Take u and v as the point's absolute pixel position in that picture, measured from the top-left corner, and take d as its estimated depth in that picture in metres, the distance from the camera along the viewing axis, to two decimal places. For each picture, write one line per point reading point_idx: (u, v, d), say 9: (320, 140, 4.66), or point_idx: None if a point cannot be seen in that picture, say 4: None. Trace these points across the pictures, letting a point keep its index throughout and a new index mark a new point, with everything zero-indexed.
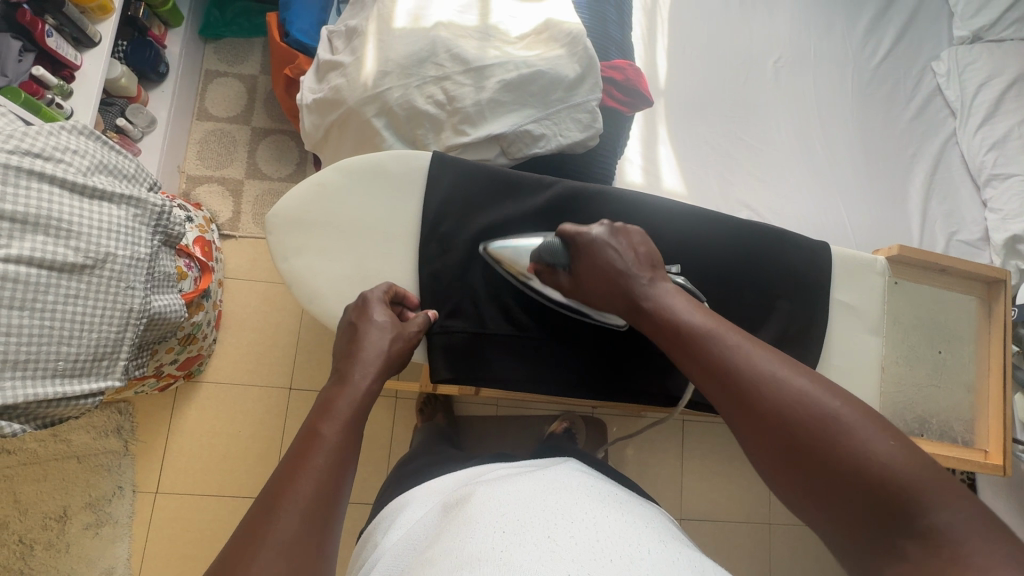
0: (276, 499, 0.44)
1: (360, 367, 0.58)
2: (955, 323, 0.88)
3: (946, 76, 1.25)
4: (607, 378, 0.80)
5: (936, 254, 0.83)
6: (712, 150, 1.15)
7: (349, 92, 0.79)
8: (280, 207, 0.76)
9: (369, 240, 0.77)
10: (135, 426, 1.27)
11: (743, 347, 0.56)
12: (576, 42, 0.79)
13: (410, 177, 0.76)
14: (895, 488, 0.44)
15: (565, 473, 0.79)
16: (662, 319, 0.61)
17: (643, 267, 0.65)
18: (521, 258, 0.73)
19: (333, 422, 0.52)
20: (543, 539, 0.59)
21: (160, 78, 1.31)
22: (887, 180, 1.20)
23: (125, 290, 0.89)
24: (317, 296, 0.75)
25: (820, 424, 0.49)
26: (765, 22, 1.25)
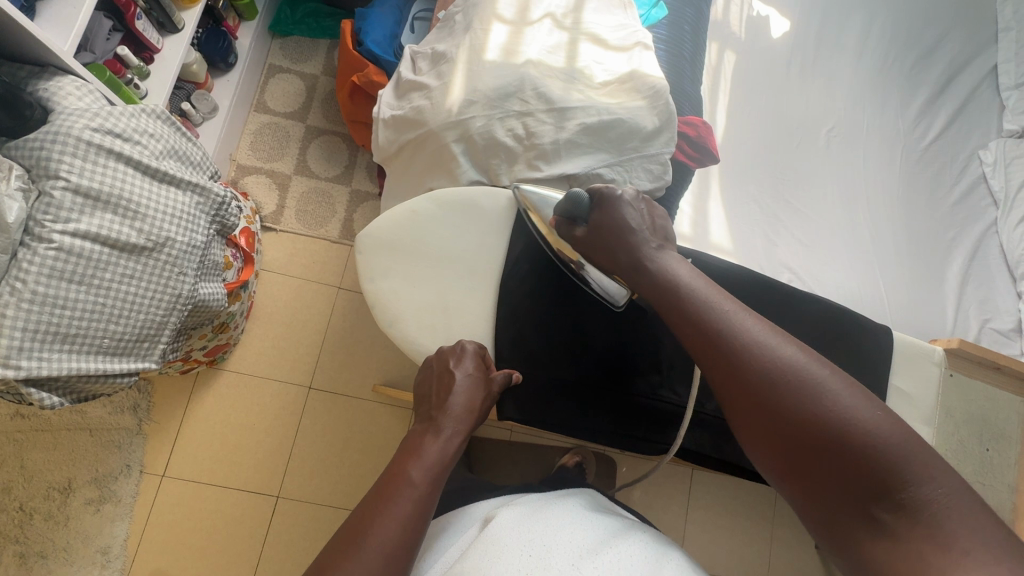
0: (364, 527, 0.52)
1: (452, 422, 0.63)
2: (999, 415, 0.87)
3: (992, 166, 1.28)
4: (645, 432, 0.79)
5: (986, 347, 0.83)
6: (759, 209, 1.17)
7: (432, 114, 0.81)
8: (372, 229, 0.78)
9: (452, 272, 0.78)
10: (150, 406, 1.26)
11: (751, 315, 0.56)
12: (658, 97, 0.82)
13: (500, 216, 0.79)
14: (876, 457, 0.45)
15: (588, 504, 0.79)
16: (662, 284, 0.62)
17: (652, 235, 0.67)
18: (546, 208, 0.75)
19: (422, 473, 0.58)
20: (568, 567, 0.60)
21: (228, 68, 1.33)
22: (926, 259, 1.21)
23: (177, 275, 0.90)
24: (395, 318, 0.76)
25: (805, 388, 0.49)
26: (822, 91, 1.29)
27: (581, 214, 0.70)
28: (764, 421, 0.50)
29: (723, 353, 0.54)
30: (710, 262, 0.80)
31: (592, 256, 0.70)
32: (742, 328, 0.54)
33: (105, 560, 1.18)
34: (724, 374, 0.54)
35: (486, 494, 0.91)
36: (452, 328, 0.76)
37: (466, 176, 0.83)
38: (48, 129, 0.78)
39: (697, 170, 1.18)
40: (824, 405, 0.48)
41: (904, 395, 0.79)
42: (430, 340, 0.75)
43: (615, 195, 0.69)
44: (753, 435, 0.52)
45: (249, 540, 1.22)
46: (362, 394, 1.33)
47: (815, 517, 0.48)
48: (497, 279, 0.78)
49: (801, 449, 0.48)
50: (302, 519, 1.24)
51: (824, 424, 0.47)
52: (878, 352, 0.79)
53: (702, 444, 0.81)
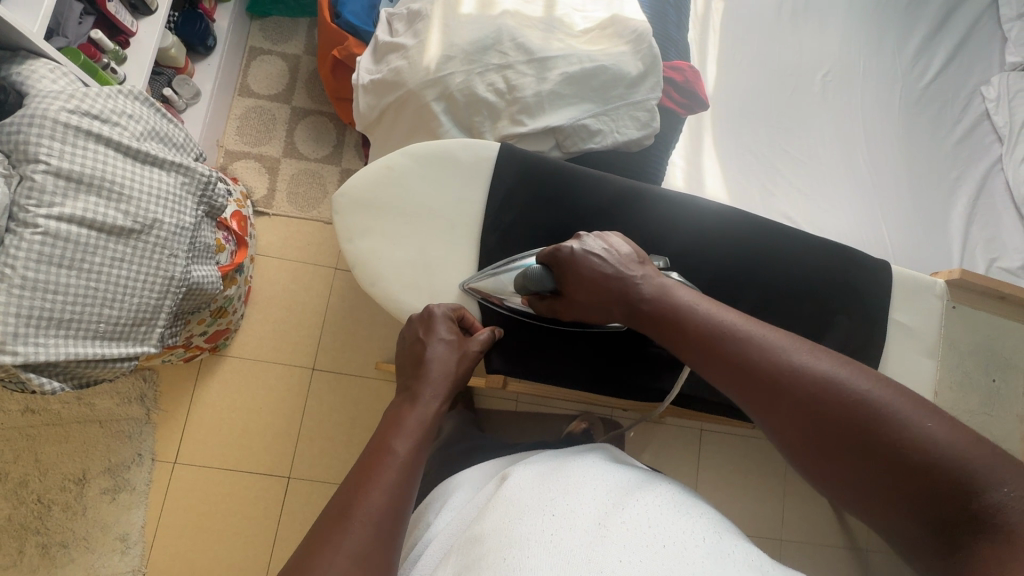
0: (349, 505, 0.50)
1: (428, 389, 0.62)
2: (1008, 350, 0.85)
3: (995, 101, 1.24)
4: (641, 378, 0.79)
5: (993, 278, 0.81)
6: (755, 160, 1.14)
7: (410, 74, 0.79)
8: (349, 186, 0.76)
9: (433, 229, 0.76)
10: (157, 395, 1.27)
11: (779, 334, 0.54)
12: (641, 40, 0.79)
13: (478, 167, 0.76)
14: (944, 467, 0.43)
15: (599, 459, 0.77)
16: (678, 311, 0.60)
17: (632, 266, 0.65)
18: (506, 287, 0.71)
19: (404, 440, 0.56)
20: (592, 524, 0.58)
21: (207, 51, 1.31)
22: (929, 201, 1.19)
23: (168, 257, 0.89)
24: (379, 277, 0.74)
25: (851, 409, 0.48)
26: (815, 35, 1.25)
27: (546, 285, 0.68)
28: (820, 452, 0.49)
29: (761, 384, 0.52)
30: (705, 205, 0.77)
31: (581, 314, 0.69)
32: (772, 354, 0.53)
33: (125, 546, 1.20)
34: (764, 408, 0.52)
35: (490, 457, 0.91)
36: (438, 285, 0.75)
37: (448, 135, 0.81)
38: (25, 112, 0.78)
39: (689, 122, 1.15)
40: (877, 422, 0.46)
41: (905, 329, 0.78)
42: (421, 302, 0.74)
43: (570, 252, 0.66)
44: (807, 466, 0.50)
45: (264, 522, 1.24)
46: (366, 372, 1.34)
47: (900, 544, 0.46)
48: (478, 233, 0.76)
49: (862, 471, 0.47)
50: (315, 499, 1.26)
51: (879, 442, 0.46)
52: (876, 288, 0.78)
53: (698, 388, 0.80)
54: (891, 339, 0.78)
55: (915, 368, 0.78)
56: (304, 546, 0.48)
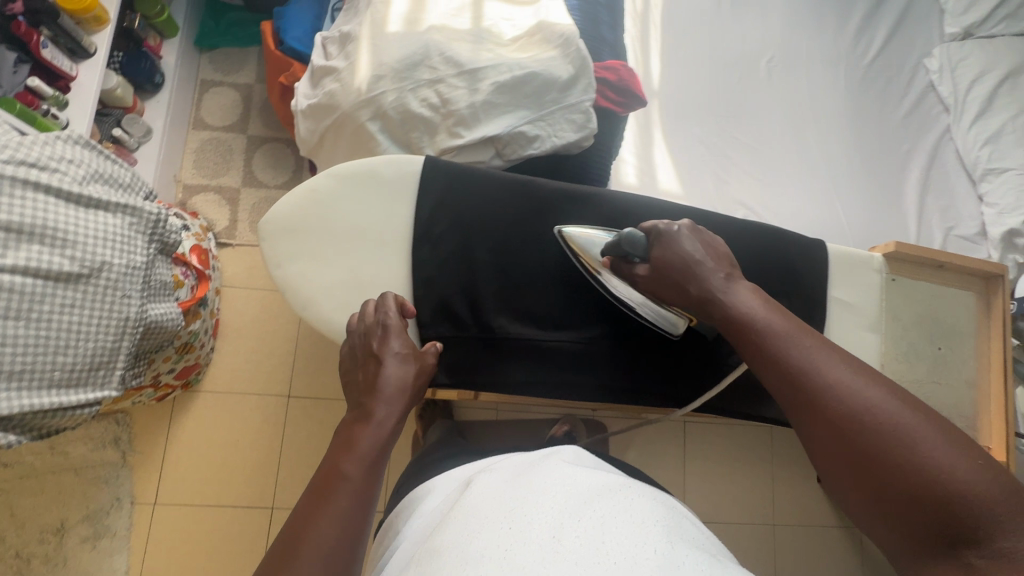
0: (297, 539, 0.48)
1: (383, 407, 0.60)
2: (954, 319, 0.87)
3: (939, 72, 1.26)
4: (586, 377, 0.79)
5: (934, 250, 0.83)
6: (706, 150, 1.15)
7: (343, 96, 0.79)
8: (275, 214, 0.75)
9: (362, 248, 0.75)
10: (132, 437, 1.26)
11: (834, 352, 0.53)
12: (568, 44, 0.79)
13: (402, 182, 0.75)
14: (961, 499, 0.42)
15: (572, 462, 0.76)
16: (737, 317, 0.59)
17: (721, 263, 0.64)
18: (594, 248, 0.74)
19: (356, 465, 0.54)
20: (547, 538, 0.56)
21: (156, 89, 1.31)
22: (883, 176, 1.20)
23: (121, 299, 0.89)
24: (310, 302, 0.74)
25: (888, 430, 0.46)
26: (757, 21, 1.26)
27: (637, 252, 0.68)
28: (841, 464, 0.48)
29: (801, 389, 0.52)
30: (630, 199, 0.79)
31: (654, 291, 0.68)
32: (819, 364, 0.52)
33: None
34: (800, 412, 0.52)
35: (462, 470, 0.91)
36: (373, 304, 0.74)
37: (387, 154, 0.81)
38: None
39: (638, 117, 1.15)
40: (906, 444, 0.45)
41: (846, 305, 0.80)
42: None
43: (672, 229, 0.66)
44: (831, 473, 0.50)
45: (251, 555, 1.23)
46: (343, 395, 1.33)
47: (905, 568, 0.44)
48: (408, 249, 0.75)
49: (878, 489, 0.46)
50: None
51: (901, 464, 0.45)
52: (815, 269, 0.79)
53: (643, 381, 0.80)
54: (834, 318, 0.79)
55: (860, 343, 0.79)
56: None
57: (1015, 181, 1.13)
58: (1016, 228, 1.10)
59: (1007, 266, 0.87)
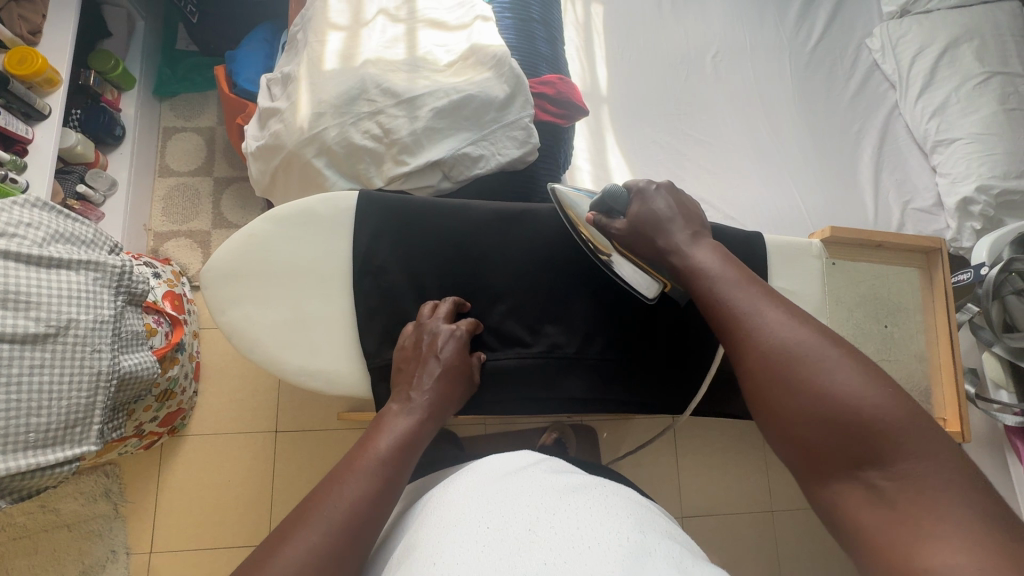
0: (319, 503, 0.52)
1: (421, 406, 0.65)
2: (899, 296, 0.90)
3: (881, 51, 1.29)
4: (540, 389, 0.78)
5: (867, 230, 0.87)
6: (660, 149, 1.17)
7: (287, 136, 0.81)
8: (215, 261, 0.75)
9: (304, 287, 0.76)
10: (123, 488, 1.26)
11: (778, 299, 0.55)
12: (502, 64, 0.81)
13: (338, 219, 0.76)
14: (875, 428, 0.44)
15: (554, 467, 0.72)
16: (695, 272, 0.62)
17: (686, 223, 0.67)
18: (583, 205, 0.75)
19: (384, 448, 0.59)
20: (523, 531, 0.55)
21: (117, 141, 1.32)
22: (836, 157, 1.22)
23: (92, 354, 0.87)
24: (255, 345, 0.74)
25: (814, 364, 0.49)
26: (698, 19, 1.28)
27: (618, 206, 0.71)
28: (773, 404, 0.51)
29: (742, 327, 0.55)
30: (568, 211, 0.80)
31: (626, 247, 0.70)
32: (763, 308, 0.54)
33: None
34: (738, 350, 0.54)
35: None
36: (318, 339, 0.75)
37: (335, 187, 0.83)
38: None
39: (591, 123, 1.17)
40: (833, 382, 0.47)
41: (790, 293, 0.82)
42: (323, 358, 0.75)
43: (649, 188, 0.69)
44: (757, 404, 0.52)
45: None
46: (330, 425, 1.34)
47: (812, 482, 0.48)
48: (349, 285, 0.76)
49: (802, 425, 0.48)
50: None
51: (823, 399, 0.47)
52: (757, 261, 0.81)
53: (594, 390, 0.79)
54: None
55: None
56: (267, 543, 0.50)
57: (964, 150, 1.14)
58: (970, 196, 1.11)
59: (943, 239, 0.90)
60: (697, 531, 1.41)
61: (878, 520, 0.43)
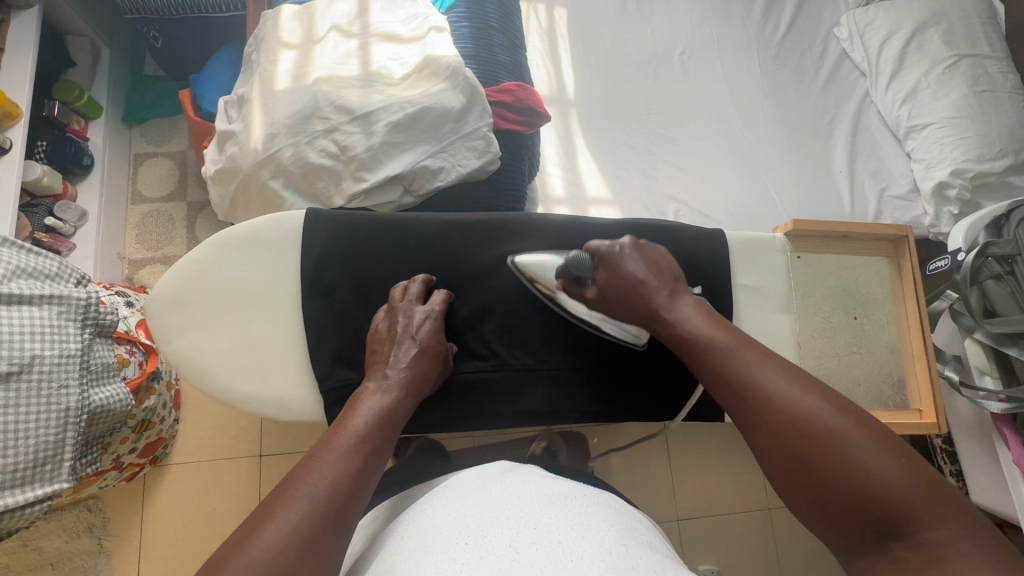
0: (298, 483, 0.49)
1: (400, 382, 0.63)
2: (864, 286, 0.96)
3: (849, 40, 1.28)
4: (506, 406, 0.78)
5: (831, 224, 0.87)
6: (632, 151, 1.16)
7: (242, 158, 0.80)
8: (157, 290, 0.73)
9: (252, 312, 0.74)
10: (107, 521, 1.24)
11: (777, 362, 0.55)
12: (456, 74, 0.80)
13: (285, 241, 0.74)
14: (899, 504, 0.43)
15: (534, 474, 0.70)
16: (687, 334, 0.61)
17: (664, 282, 0.67)
18: (549, 272, 0.74)
19: (365, 425, 0.57)
20: (504, 549, 0.52)
21: (86, 171, 1.31)
22: (810, 148, 1.21)
23: (59, 389, 0.82)
24: (202, 373, 0.73)
25: (824, 438, 0.48)
26: (664, 17, 1.28)
27: (586, 273, 0.71)
28: (792, 478, 0.49)
29: (746, 399, 0.54)
30: (528, 220, 0.79)
31: (608, 310, 0.71)
32: (761, 376, 0.54)
33: None
34: (747, 423, 0.53)
35: None
36: (266, 366, 0.74)
37: (296, 207, 0.81)
38: None
39: (560, 127, 1.16)
40: (843, 455, 0.46)
41: (754, 290, 0.81)
42: (278, 384, 0.74)
43: (618, 248, 0.69)
44: (778, 478, 0.51)
45: None
46: None
47: (845, 556, 0.46)
48: (298, 307, 0.74)
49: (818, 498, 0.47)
50: None
51: (839, 473, 0.46)
52: (719, 258, 0.80)
53: (556, 401, 0.79)
54: (743, 305, 0.81)
55: (776, 327, 0.81)
56: (244, 526, 0.46)
57: (937, 134, 1.13)
58: (945, 181, 1.09)
59: (910, 227, 0.90)
60: (694, 534, 1.39)
61: None
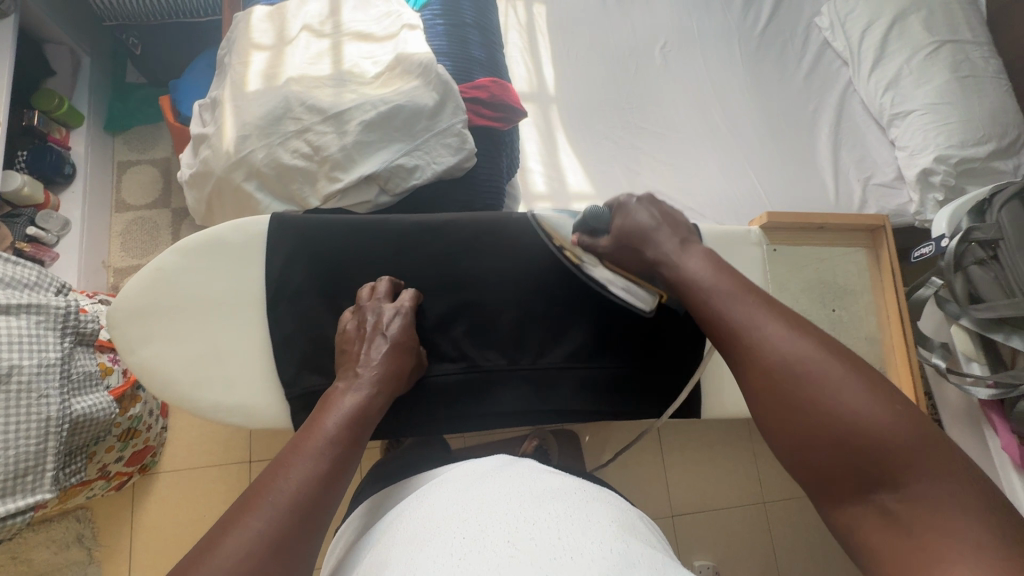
0: (265, 489, 0.49)
1: (372, 380, 0.62)
2: (845, 279, 1.02)
3: (830, 29, 1.27)
4: (483, 405, 0.78)
5: (813, 217, 0.96)
6: (614, 145, 1.16)
7: (215, 162, 0.79)
8: (120, 300, 0.72)
9: (218, 319, 0.73)
10: (96, 531, 1.23)
11: (779, 312, 0.53)
12: (428, 71, 0.80)
13: (252, 246, 0.74)
14: (887, 454, 0.42)
15: (537, 470, 0.65)
16: (689, 281, 0.60)
17: (671, 230, 0.65)
18: (565, 227, 0.75)
19: (333, 425, 0.56)
20: (501, 542, 0.47)
21: (68, 180, 1.30)
22: (793, 138, 1.21)
23: (39, 399, 0.81)
24: (168, 382, 0.72)
25: (821, 388, 0.46)
26: (644, 11, 1.27)
27: (601, 225, 0.71)
28: (786, 429, 0.48)
29: (746, 351, 0.52)
30: (503, 218, 0.79)
31: (618, 259, 0.70)
32: (761, 327, 0.52)
33: None
34: (746, 373, 0.52)
35: None
36: (232, 372, 0.73)
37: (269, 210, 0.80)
38: None
39: (541, 123, 1.15)
40: (840, 406, 0.45)
41: None
42: (249, 389, 0.73)
43: (630, 200, 0.70)
44: (772, 430, 0.50)
45: None
46: None
47: (830, 504, 0.46)
48: (264, 311, 0.74)
49: (810, 448, 0.47)
50: None
51: (832, 424, 0.45)
52: None
53: (531, 400, 0.78)
54: None
55: None
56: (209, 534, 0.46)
57: (920, 121, 1.12)
58: (929, 167, 1.08)
59: (886, 219, 0.98)
60: (688, 530, 1.38)
61: (895, 543, 0.41)
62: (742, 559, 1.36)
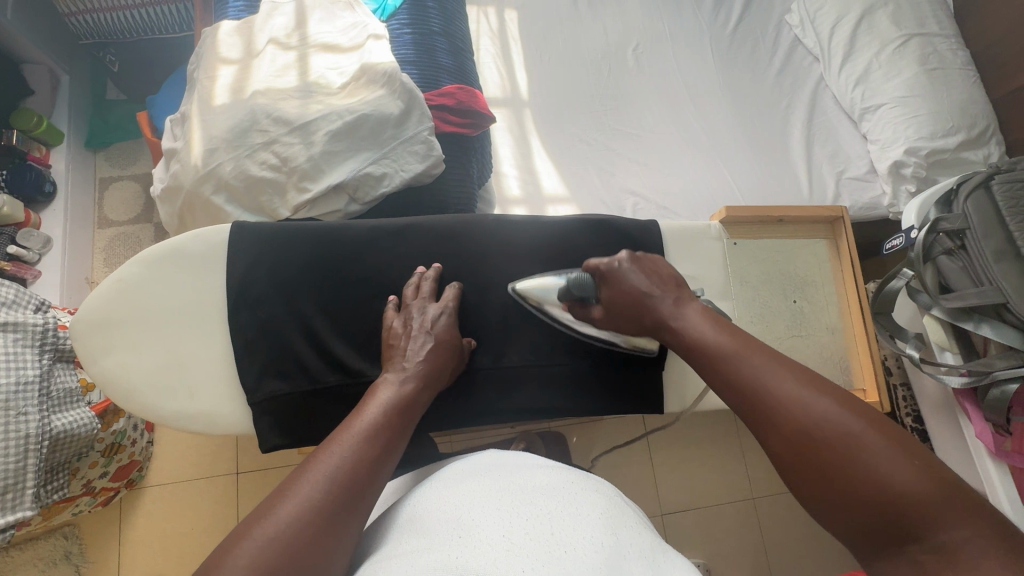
0: (305, 474, 0.48)
1: (418, 374, 0.62)
2: (805, 271, 0.99)
3: (800, 25, 1.29)
4: (454, 409, 0.78)
5: (767, 210, 0.94)
6: (588, 147, 1.17)
7: (184, 176, 0.80)
8: (82, 311, 0.73)
9: (179, 328, 0.74)
10: (84, 548, 1.23)
11: (786, 365, 0.52)
12: (393, 80, 0.81)
13: (211, 254, 0.75)
14: (916, 506, 0.40)
15: (529, 458, 0.64)
16: (691, 342, 0.60)
17: (667, 289, 0.66)
18: (551, 296, 0.76)
19: (379, 415, 0.56)
20: (497, 539, 0.47)
21: (49, 198, 1.31)
22: (766, 135, 1.22)
23: (17, 417, 0.81)
24: (132, 392, 0.73)
25: (838, 441, 0.45)
26: (616, 13, 1.28)
27: (588, 293, 0.72)
28: (809, 482, 0.46)
29: (758, 407, 0.51)
30: (470, 223, 0.79)
31: (615, 326, 0.71)
32: (770, 381, 0.51)
33: None
34: (761, 430, 0.50)
35: None
36: (194, 381, 0.74)
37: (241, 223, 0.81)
38: None
39: (515, 127, 1.16)
40: (862, 460, 0.43)
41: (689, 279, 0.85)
42: (218, 398, 0.74)
43: (614, 266, 0.69)
44: (795, 484, 0.48)
45: None
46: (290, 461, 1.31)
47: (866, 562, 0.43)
48: (224, 319, 0.75)
49: (835, 500, 0.44)
50: None
51: (859, 475, 0.43)
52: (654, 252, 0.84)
53: (501, 402, 0.79)
54: None
55: None
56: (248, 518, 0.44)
57: (890, 114, 1.13)
58: (900, 160, 1.09)
59: (843, 209, 0.98)
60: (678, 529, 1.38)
61: None
62: (732, 556, 1.36)
